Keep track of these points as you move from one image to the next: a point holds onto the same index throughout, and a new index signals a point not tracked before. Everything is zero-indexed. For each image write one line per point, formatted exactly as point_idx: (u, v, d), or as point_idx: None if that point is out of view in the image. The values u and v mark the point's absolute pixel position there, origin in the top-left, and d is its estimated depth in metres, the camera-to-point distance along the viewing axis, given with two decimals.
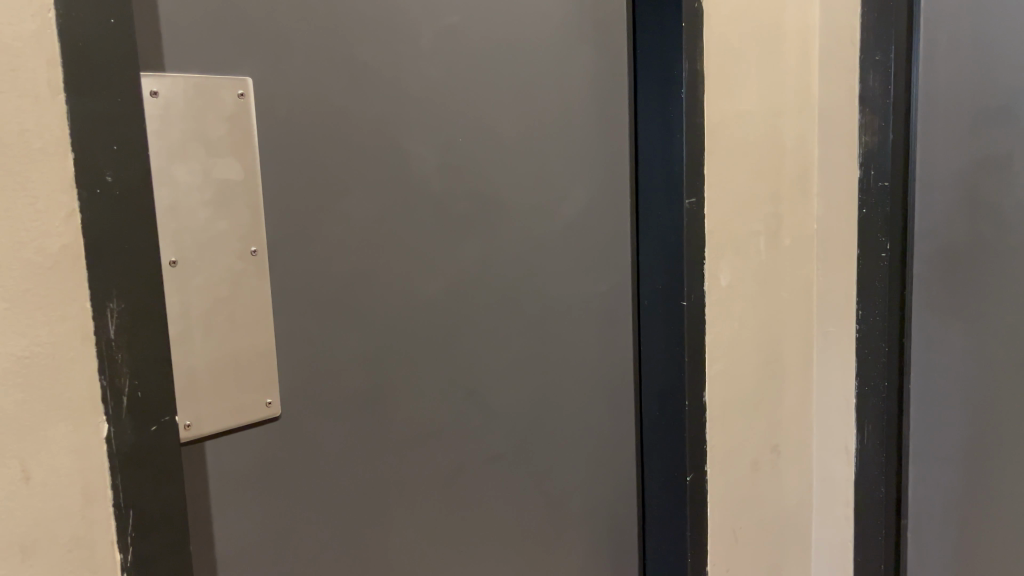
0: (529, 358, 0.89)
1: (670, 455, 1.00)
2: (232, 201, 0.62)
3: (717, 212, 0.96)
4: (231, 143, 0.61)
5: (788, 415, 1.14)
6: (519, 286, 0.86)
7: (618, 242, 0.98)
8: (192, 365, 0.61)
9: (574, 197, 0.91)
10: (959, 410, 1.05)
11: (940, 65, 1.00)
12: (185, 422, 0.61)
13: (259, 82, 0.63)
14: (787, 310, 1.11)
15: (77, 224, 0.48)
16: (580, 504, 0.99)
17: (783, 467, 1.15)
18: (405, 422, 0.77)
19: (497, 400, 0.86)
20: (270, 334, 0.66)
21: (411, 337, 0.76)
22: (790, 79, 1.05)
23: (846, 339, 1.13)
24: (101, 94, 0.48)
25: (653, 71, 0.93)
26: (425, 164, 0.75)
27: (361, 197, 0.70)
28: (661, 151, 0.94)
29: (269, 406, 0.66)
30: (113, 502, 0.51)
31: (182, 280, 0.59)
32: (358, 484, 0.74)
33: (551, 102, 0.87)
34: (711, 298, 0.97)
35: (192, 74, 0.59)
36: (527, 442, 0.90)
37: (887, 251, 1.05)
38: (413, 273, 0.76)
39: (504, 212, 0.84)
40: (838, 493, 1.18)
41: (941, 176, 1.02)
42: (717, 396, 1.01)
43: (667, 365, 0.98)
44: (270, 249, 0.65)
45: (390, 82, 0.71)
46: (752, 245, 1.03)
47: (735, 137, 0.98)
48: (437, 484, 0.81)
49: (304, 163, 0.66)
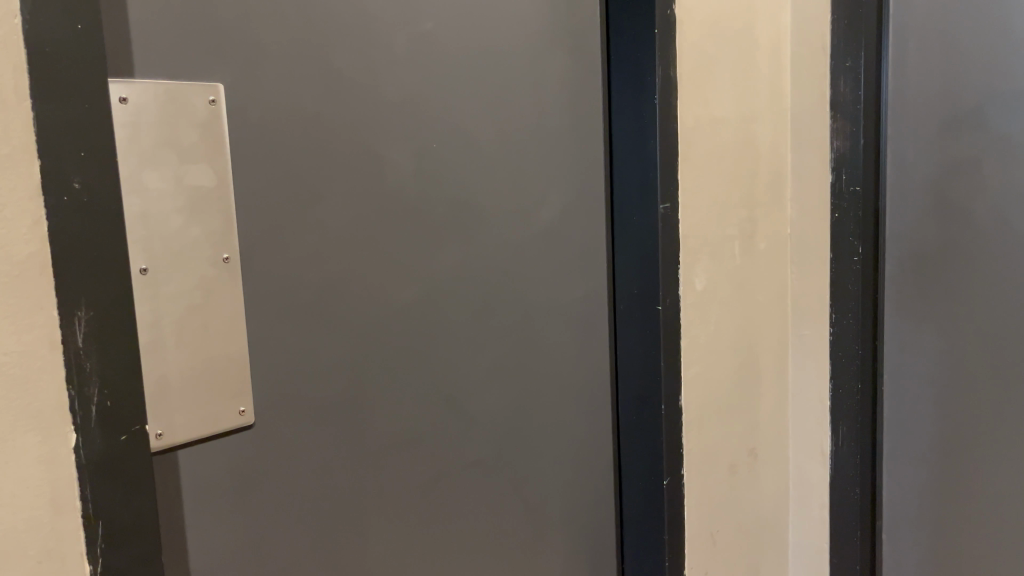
0: (507, 363, 0.89)
1: (648, 459, 1.00)
2: (205, 209, 0.61)
3: (692, 217, 0.97)
4: (203, 150, 0.61)
5: (765, 417, 1.15)
6: (495, 291, 0.87)
7: (594, 247, 0.98)
8: (164, 373, 0.60)
9: (551, 203, 0.92)
10: (932, 411, 1.06)
11: (910, 71, 1.01)
12: (157, 432, 0.60)
13: (231, 89, 0.63)
14: (762, 313, 1.12)
15: (44, 232, 0.47)
16: (559, 509, 0.99)
17: (760, 469, 1.15)
18: (382, 428, 0.77)
19: (476, 406, 0.86)
20: (243, 343, 0.65)
21: (387, 343, 0.76)
22: (764, 85, 1.06)
23: (821, 341, 1.14)
24: (69, 100, 0.48)
25: (627, 77, 0.94)
26: (400, 170, 0.75)
27: (336, 203, 0.70)
28: (635, 156, 0.94)
29: (243, 414, 0.66)
30: (83, 513, 0.50)
31: (153, 289, 0.59)
32: (335, 491, 0.73)
33: (527, 108, 0.87)
34: (686, 302, 0.98)
35: (163, 81, 0.59)
36: (506, 448, 0.91)
37: (859, 254, 1.07)
38: (389, 279, 0.75)
39: (481, 217, 0.84)
40: (815, 494, 1.19)
41: (912, 180, 1.03)
42: (694, 400, 1.01)
43: (643, 369, 0.99)
44: (243, 256, 0.64)
45: (365, 89, 0.71)
46: (727, 249, 1.04)
47: (710, 142, 0.99)
48: (415, 490, 0.81)
49: (277, 170, 0.66)
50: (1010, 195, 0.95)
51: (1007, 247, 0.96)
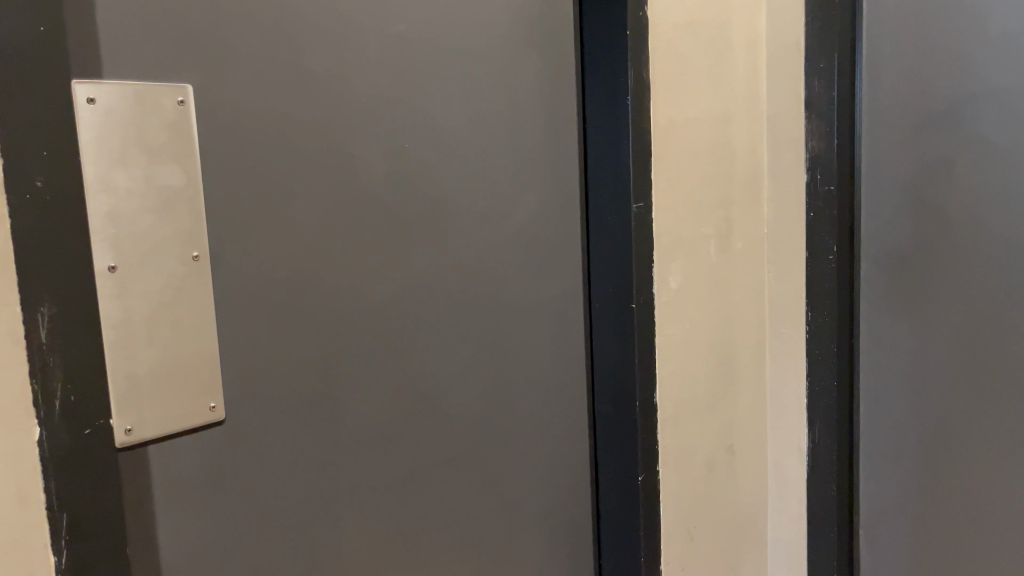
0: (482, 361, 0.90)
1: (624, 456, 1.01)
2: (174, 208, 0.62)
3: (667, 216, 0.98)
4: (172, 150, 0.61)
5: (742, 414, 1.16)
6: (468, 288, 0.88)
7: (570, 246, 1.00)
8: (135, 369, 0.60)
9: (526, 202, 0.93)
10: (908, 409, 1.07)
11: (884, 73, 1.02)
12: (127, 427, 0.60)
13: (201, 89, 0.63)
14: (738, 311, 1.13)
15: (7, 227, 0.52)
16: (535, 503, 1.00)
17: (737, 466, 1.17)
18: (354, 425, 0.78)
19: (451, 402, 0.87)
20: (214, 340, 0.66)
21: (359, 340, 0.77)
22: (739, 86, 1.08)
23: (797, 340, 1.15)
24: (16, 101, 0.52)
25: (600, 79, 0.95)
26: (373, 169, 0.76)
27: (308, 202, 0.71)
28: (609, 156, 0.95)
29: (214, 410, 0.66)
30: (47, 505, 0.55)
31: (122, 287, 0.59)
32: (308, 487, 0.74)
33: (501, 107, 0.89)
34: (661, 301, 0.99)
35: (131, 82, 0.59)
36: (481, 443, 0.92)
37: (835, 255, 1.08)
38: (361, 277, 0.76)
39: (455, 216, 0.85)
40: (793, 491, 1.20)
41: (887, 182, 1.04)
42: (669, 398, 1.02)
43: (619, 367, 1.00)
44: (213, 254, 0.65)
45: (337, 89, 0.72)
46: (703, 249, 1.05)
47: (685, 143, 1.00)
48: (389, 487, 0.82)
49: (246, 169, 0.67)
50: (982, 195, 0.97)
51: (979, 247, 0.98)
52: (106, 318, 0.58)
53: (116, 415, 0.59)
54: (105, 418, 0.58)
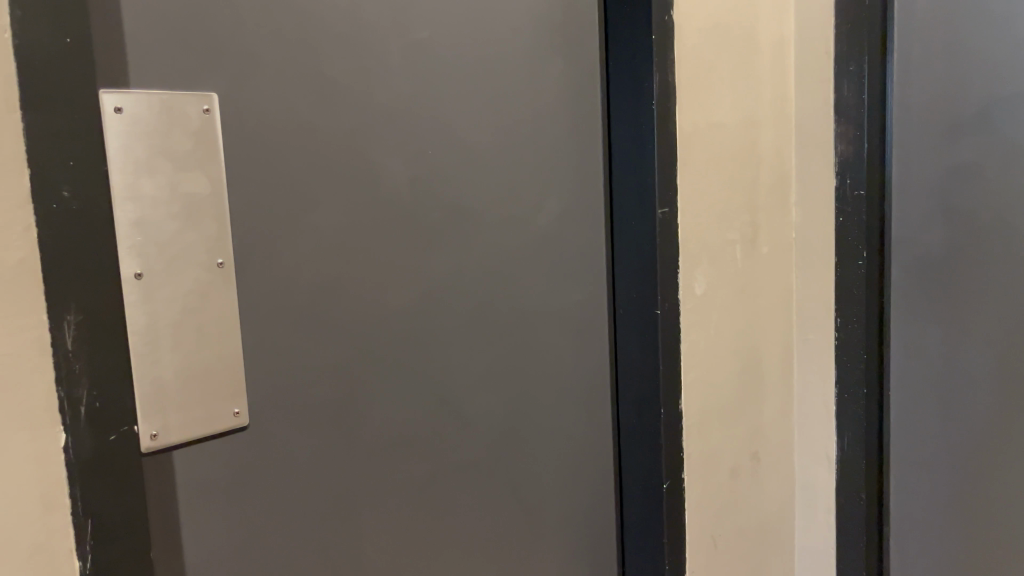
0: (504, 366, 0.90)
1: (647, 463, 1.01)
2: (199, 215, 0.62)
3: (692, 222, 0.97)
4: (197, 158, 0.62)
5: (768, 421, 1.15)
6: (490, 294, 0.87)
7: (593, 251, 0.99)
8: (159, 375, 0.61)
9: (548, 207, 0.93)
10: (941, 413, 1.06)
11: (914, 75, 1.01)
12: (151, 432, 0.61)
13: (225, 98, 0.64)
14: (764, 317, 1.11)
15: (34, 237, 0.52)
16: (557, 509, 1.00)
17: (763, 473, 1.15)
18: (376, 430, 0.78)
19: (472, 408, 0.87)
20: (238, 346, 0.66)
21: (381, 346, 0.77)
22: (765, 90, 1.06)
23: (825, 346, 1.14)
24: (44, 112, 0.53)
25: (624, 83, 0.94)
26: (395, 175, 0.76)
27: (331, 209, 0.71)
28: (634, 162, 0.95)
29: (237, 415, 0.67)
30: (72, 512, 0.56)
31: (148, 294, 0.59)
32: (330, 492, 0.74)
33: (523, 113, 0.88)
34: (685, 308, 0.98)
35: (157, 91, 0.60)
36: (503, 448, 0.91)
37: (864, 256, 1.06)
38: (383, 282, 0.77)
39: (477, 222, 0.85)
40: (820, 500, 1.18)
41: (918, 185, 1.04)
42: (694, 404, 1.01)
43: (643, 373, 0.99)
44: (236, 261, 0.66)
45: (360, 96, 0.73)
46: (728, 254, 1.04)
47: (710, 147, 0.99)
48: (411, 493, 0.82)
49: (269, 176, 0.67)
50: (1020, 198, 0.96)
51: (1012, 248, 0.97)
52: (132, 325, 0.59)
53: (141, 420, 0.60)
54: (129, 424, 0.59)
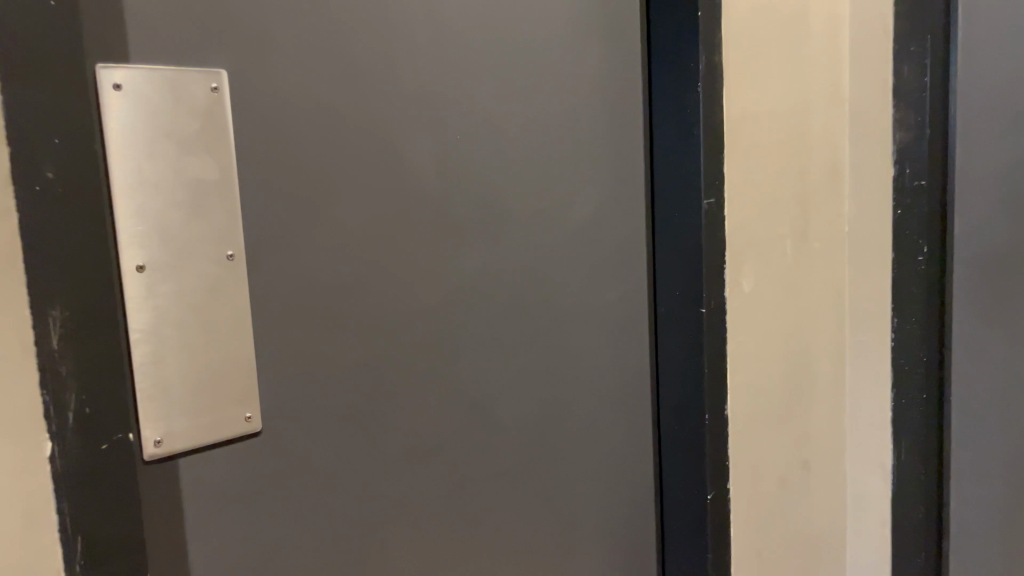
0: (537, 368, 0.84)
1: (690, 471, 0.94)
2: (207, 203, 0.57)
3: (740, 215, 0.91)
4: (205, 141, 0.57)
5: (818, 428, 1.08)
6: (522, 289, 0.82)
7: (633, 245, 0.93)
8: (164, 376, 0.56)
9: (585, 198, 0.87)
10: (1003, 420, 0.99)
11: (982, 55, 0.92)
12: (156, 439, 0.56)
13: (235, 77, 0.59)
14: (815, 317, 1.04)
15: (14, 221, 0.48)
16: (593, 520, 0.94)
17: (813, 483, 1.08)
18: (400, 437, 0.72)
19: (503, 412, 0.82)
20: (250, 346, 0.61)
21: (404, 345, 0.72)
22: (818, 73, 0.99)
23: (881, 348, 1.06)
24: (28, 85, 0.48)
25: (667, 66, 0.88)
26: (421, 163, 0.71)
27: (351, 199, 0.66)
28: (677, 150, 0.88)
29: (249, 421, 0.62)
30: (60, 527, 0.52)
31: (152, 289, 0.55)
32: (352, 502, 0.69)
33: (558, 97, 0.83)
34: (732, 306, 0.91)
35: (162, 68, 0.55)
36: (536, 455, 0.86)
37: (925, 252, 0.98)
38: (408, 278, 0.71)
39: (509, 213, 0.79)
40: (874, 512, 1.11)
41: (979, 174, 0.94)
42: (741, 410, 0.95)
43: (686, 376, 0.92)
44: (248, 254, 0.60)
45: (382, 77, 0.67)
46: (778, 249, 0.97)
47: (759, 135, 0.92)
48: (438, 501, 0.76)
49: (284, 163, 0.62)
50: None
51: None
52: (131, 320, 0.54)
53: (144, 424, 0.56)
54: (124, 433, 0.54)
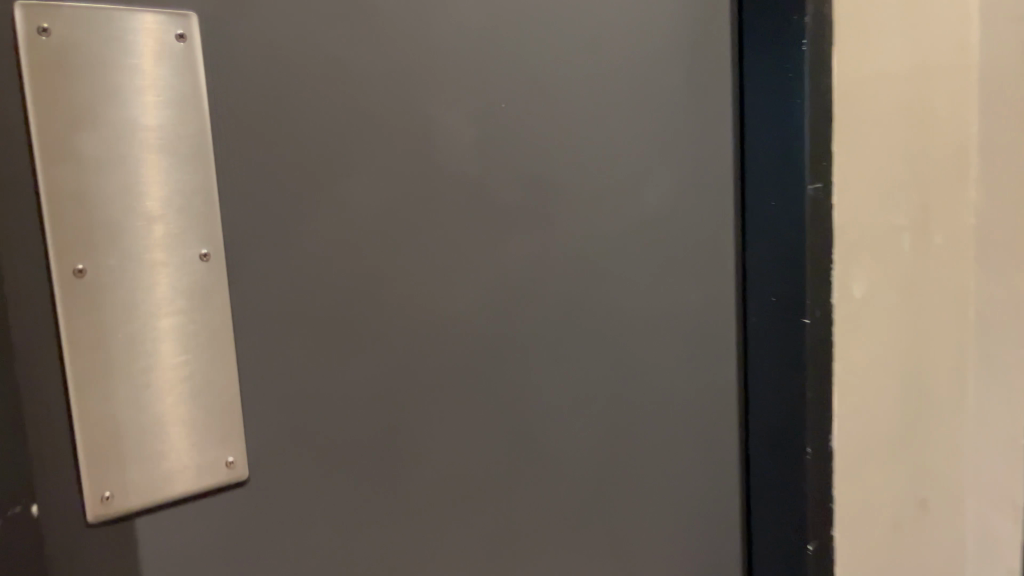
0: (599, 387, 0.70)
1: (786, 514, 0.78)
2: (169, 186, 0.45)
3: (851, 202, 0.74)
4: (166, 105, 0.45)
5: (939, 458, 0.90)
6: (578, 295, 0.68)
7: (720, 240, 0.77)
8: (113, 413, 0.44)
9: (657, 183, 0.71)
10: None
11: None
12: (103, 493, 0.45)
13: (211, 23, 0.46)
14: (937, 326, 0.87)
15: None
16: (663, 567, 0.79)
17: (930, 525, 0.90)
18: (429, 473, 0.59)
19: (556, 441, 0.67)
20: (232, 370, 0.49)
21: (430, 363, 0.58)
22: (945, 30, 0.81)
23: (1017, 364, 0.87)
24: None
25: (762, 21, 0.72)
26: (452, 137, 0.57)
27: (365, 179, 0.53)
28: (773, 122, 0.72)
29: (232, 466, 0.49)
30: None
31: (94, 296, 0.43)
32: (364, 557, 0.57)
33: (624, 58, 0.68)
34: (841, 315, 0.75)
35: (109, 7, 0.43)
36: (596, 493, 0.71)
37: None
38: (438, 280, 0.58)
39: (565, 199, 0.65)
40: (1004, 560, 0.92)
41: None
42: (849, 440, 0.78)
43: (783, 399, 0.76)
44: (226, 251, 0.48)
45: (404, 29, 0.54)
46: (897, 244, 0.80)
47: (875, 103, 0.74)
48: (474, 551, 0.63)
49: (279, 135, 0.49)
50: None
51: None
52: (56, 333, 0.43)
53: (85, 466, 0.44)
54: (25, 504, 0.43)
